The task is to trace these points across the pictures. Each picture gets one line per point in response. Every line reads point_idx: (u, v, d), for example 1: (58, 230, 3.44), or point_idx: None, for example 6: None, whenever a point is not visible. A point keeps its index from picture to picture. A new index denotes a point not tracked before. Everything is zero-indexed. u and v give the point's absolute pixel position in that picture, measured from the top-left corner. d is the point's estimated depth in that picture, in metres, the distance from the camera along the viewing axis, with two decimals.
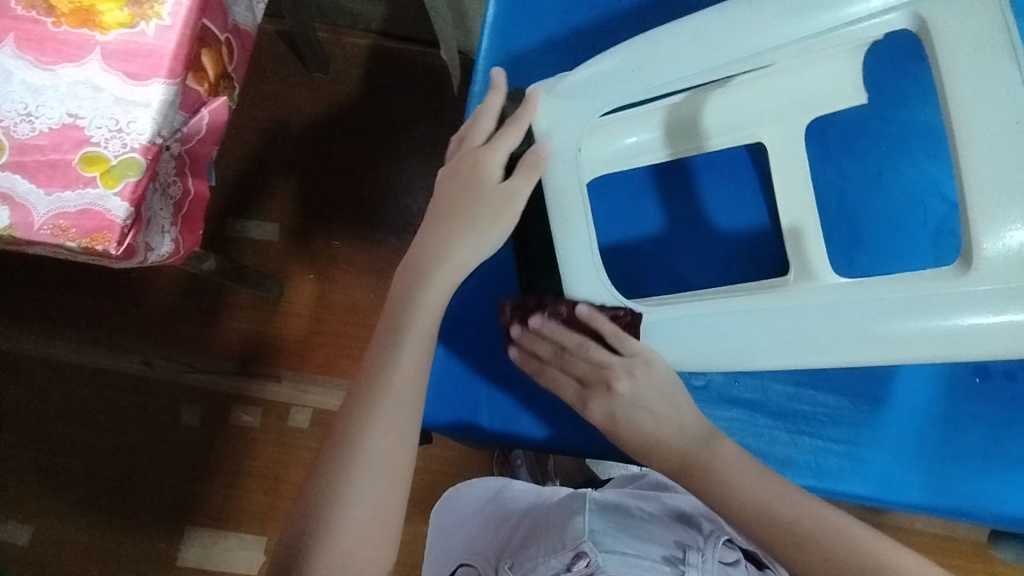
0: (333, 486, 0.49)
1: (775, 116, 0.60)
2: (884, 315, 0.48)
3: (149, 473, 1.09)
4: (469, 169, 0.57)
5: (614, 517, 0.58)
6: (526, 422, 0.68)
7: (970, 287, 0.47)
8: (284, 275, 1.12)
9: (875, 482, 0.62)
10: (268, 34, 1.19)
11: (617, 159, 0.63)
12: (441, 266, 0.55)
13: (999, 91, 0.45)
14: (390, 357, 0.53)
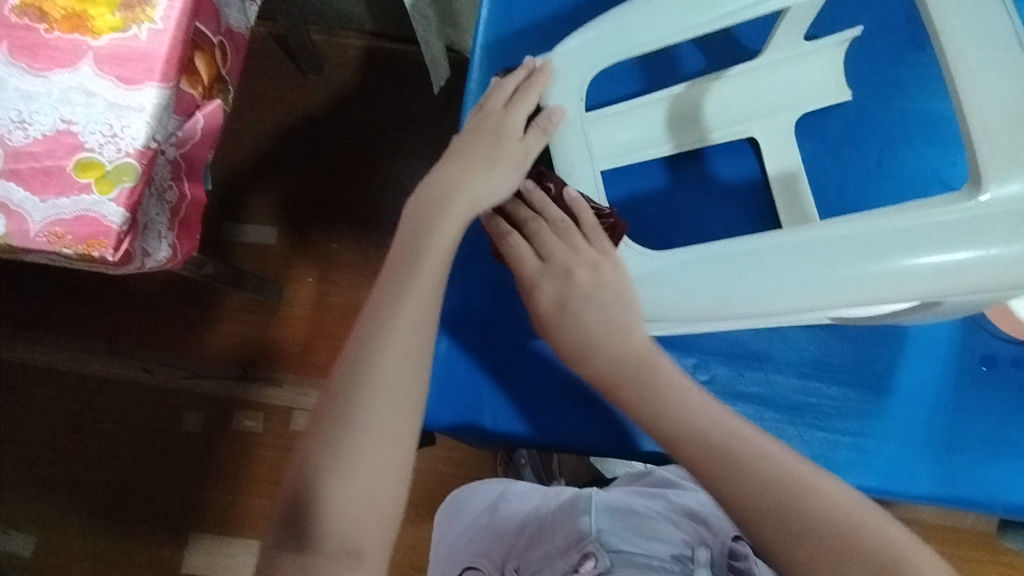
0: (340, 436, 0.46)
1: (770, 109, 0.58)
2: (873, 252, 0.41)
3: (153, 479, 1.10)
4: (493, 125, 0.54)
5: (620, 516, 0.58)
6: (530, 420, 0.64)
7: (976, 215, 0.40)
8: (284, 279, 1.12)
9: (884, 475, 0.55)
10: (263, 37, 1.19)
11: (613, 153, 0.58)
12: (459, 199, 0.52)
13: (998, 59, 0.42)
14: (400, 295, 0.50)
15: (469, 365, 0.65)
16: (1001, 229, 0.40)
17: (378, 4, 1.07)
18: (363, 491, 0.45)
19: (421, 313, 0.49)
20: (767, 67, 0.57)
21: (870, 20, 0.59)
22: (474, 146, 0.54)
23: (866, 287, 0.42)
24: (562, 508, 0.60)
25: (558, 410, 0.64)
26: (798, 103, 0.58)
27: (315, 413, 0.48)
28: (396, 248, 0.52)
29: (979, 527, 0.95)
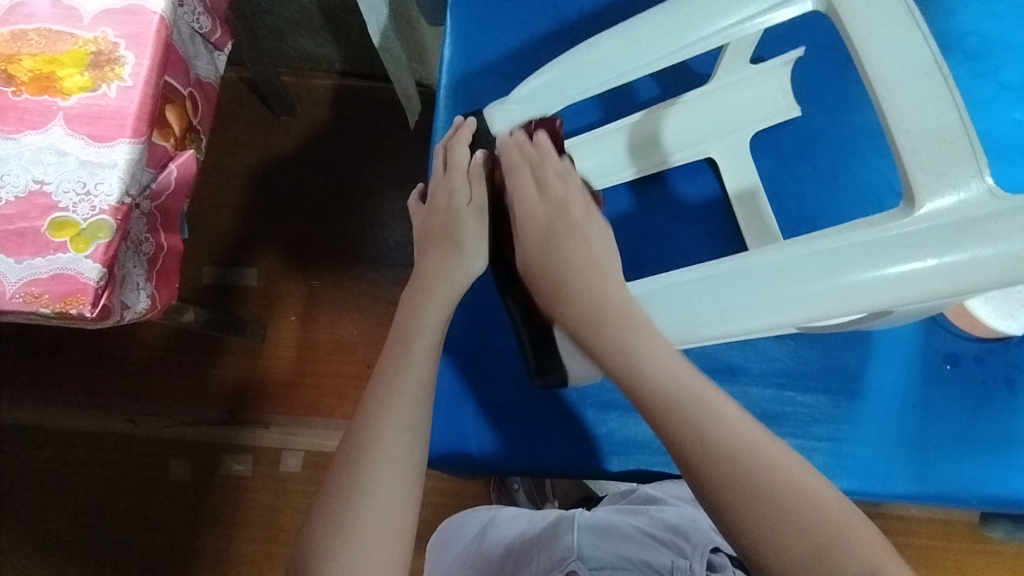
0: (345, 498, 0.47)
1: (723, 131, 0.60)
2: (827, 265, 0.43)
3: (141, 531, 1.08)
4: (444, 198, 0.59)
5: (602, 534, 0.60)
6: (517, 447, 0.64)
7: (918, 227, 0.42)
8: (267, 319, 1.13)
9: (861, 476, 0.56)
10: (234, 82, 1.21)
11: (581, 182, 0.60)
12: (441, 277, 0.56)
13: (919, 81, 0.45)
14: (400, 362, 0.53)
15: (452, 398, 0.65)
16: (950, 237, 0.42)
17: (349, 47, 1.10)
18: (368, 551, 0.46)
19: (418, 382, 0.52)
20: (715, 92, 0.60)
21: (813, 42, 0.62)
22: (441, 225, 0.58)
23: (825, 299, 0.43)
24: (544, 533, 0.62)
25: (543, 435, 0.64)
26: (749, 118, 0.60)
27: (324, 481, 0.49)
28: (393, 326, 0.55)
29: (966, 518, 0.97)
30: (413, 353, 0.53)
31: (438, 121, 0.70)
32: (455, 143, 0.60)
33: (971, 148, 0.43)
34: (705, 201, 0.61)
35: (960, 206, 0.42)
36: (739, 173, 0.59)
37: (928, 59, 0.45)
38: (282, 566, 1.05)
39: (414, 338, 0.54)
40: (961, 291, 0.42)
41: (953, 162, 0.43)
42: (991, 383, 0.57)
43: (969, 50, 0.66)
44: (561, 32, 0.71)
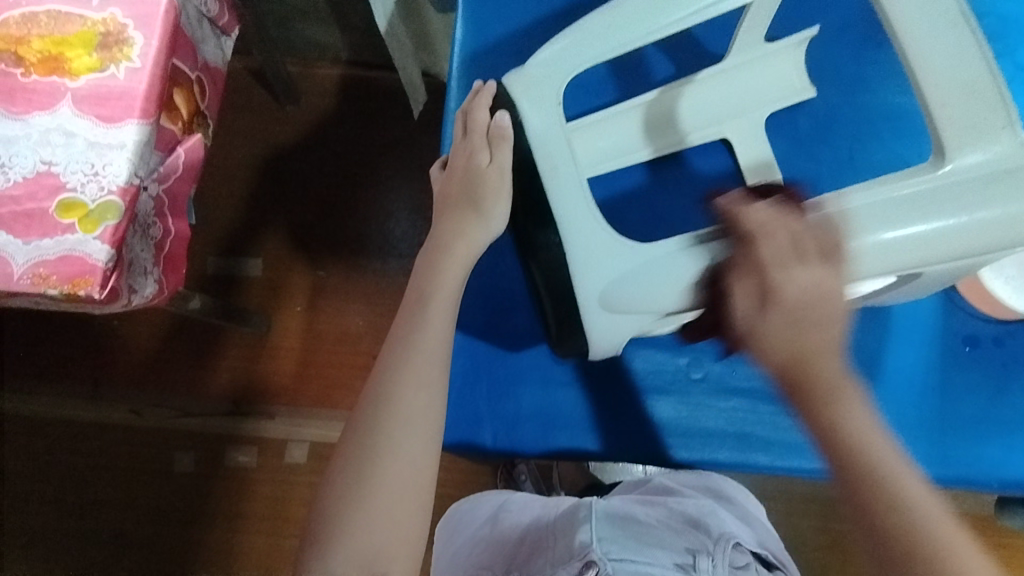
0: (364, 455, 0.47)
1: (739, 110, 0.59)
2: (879, 217, 0.43)
3: (145, 523, 1.07)
4: (464, 162, 0.56)
5: (620, 525, 0.59)
6: (529, 432, 0.63)
7: (943, 183, 0.43)
8: (273, 310, 1.12)
9: None
10: (239, 72, 1.20)
11: (596, 161, 0.58)
12: (460, 239, 0.55)
13: (950, 36, 0.45)
14: (417, 321, 0.52)
15: (465, 380, 0.64)
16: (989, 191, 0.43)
17: (355, 35, 1.09)
18: (387, 510, 0.46)
19: (436, 340, 0.51)
20: (732, 70, 0.58)
21: (829, 21, 0.62)
22: (460, 188, 0.56)
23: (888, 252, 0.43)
24: (559, 521, 0.61)
25: (557, 419, 0.64)
26: (767, 97, 0.59)
27: (341, 440, 0.49)
28: (410, 287, 0.54)
29: (979, 510, 0.97)
30: (429, 313, 0.52)
31: (450, 102, 0.69)
32: (474, 106, 0.57)
33: (1000, 101, 0.44)
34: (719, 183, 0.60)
35: (986, 164, 0.43)
36: (753, 151, 0.59)
37: (958, 16, 0.45)
38: (287, 557, 1.04)
39: (430, 300, 0.52)
40: (988, 246, 0.43)
41: (981, 117, 0.44)
42: (1010, 365, 0.57)
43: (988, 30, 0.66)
44: (573, 13, 0.70)
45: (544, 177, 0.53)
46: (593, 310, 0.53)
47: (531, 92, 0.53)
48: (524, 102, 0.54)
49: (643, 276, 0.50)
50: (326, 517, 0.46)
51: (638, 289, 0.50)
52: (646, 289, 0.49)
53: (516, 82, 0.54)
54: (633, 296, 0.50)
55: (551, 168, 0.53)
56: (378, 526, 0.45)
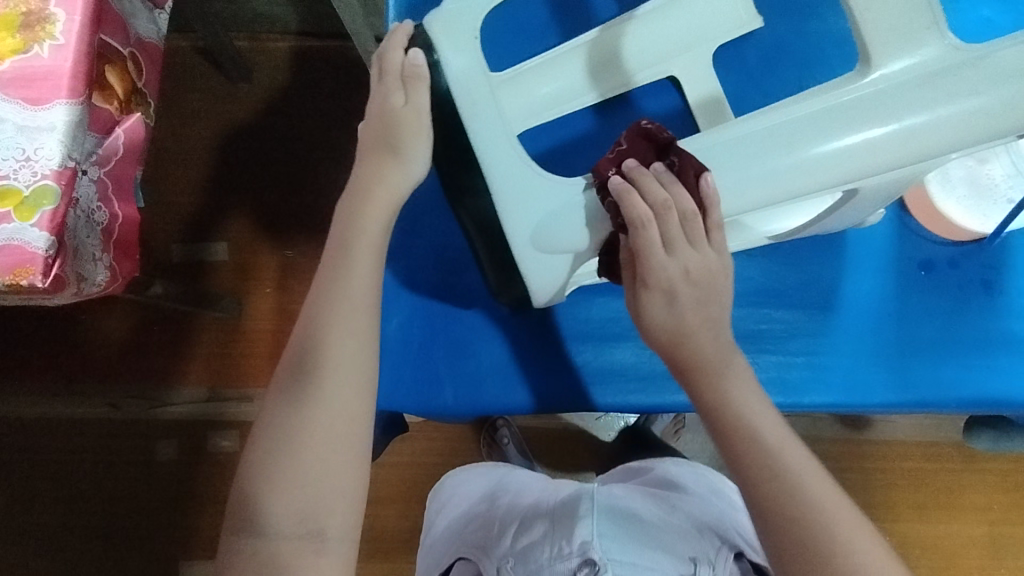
0: (292, 411, 0.47)
1: (683, 47, 0.57)
2: (807, 133, 0.44)
3: (132, 514, 1.07)
4: (380, 106, 0.50)
5: (622, 519, 0.63)
6: (492, 390, 0.63)
7: (868, 94, 0.43)
8: (243, 294, 1.10)
9: (842, 388, 0.56)
10: (186, 51, 1.16)
11: (539, 110, 0.54)
12: (379, 183, 0.51)
13: None
14: (340, 269, 0.50)
15: (423, 343, 0.64)
16: (892, 110, 0.43)
17: None
18: (320, 463, 0.47)
19: (361, 288, 0.50)
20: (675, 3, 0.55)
21: None
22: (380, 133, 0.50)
23: (772, 176, 0.45)
24: (560, 515, 0.65)
25: (518, 375, 0.63)
26: (717, 25, 0.56)
27: (268, 395, 0.49)
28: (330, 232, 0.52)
29: (951, 438, 0.99)
30: (354, 261, 0.50)
31: None
32: (386, 43, 0.51)
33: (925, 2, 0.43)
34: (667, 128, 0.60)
35: (911, 70, 0.43)
36: (700, 88, 0.58)
37: None
38: None
39: (352, 250, 0.50)
40: (921, 153, 0.44)
41: (907, 19, 0.43)
42: (965, 288, 0.57)
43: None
44: None
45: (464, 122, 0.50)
46: (524, 250, 0.51)
47: (448, 31, 0.49)
48: (442, 43, 0.49)
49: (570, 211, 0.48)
50: (258, 471, 0.47)
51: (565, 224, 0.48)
52: (570, 225, 0.48)
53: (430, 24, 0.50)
54: (563, 233, 0.48)
55: (470, 109, 0.50)
56: (309, 479, 0.46)
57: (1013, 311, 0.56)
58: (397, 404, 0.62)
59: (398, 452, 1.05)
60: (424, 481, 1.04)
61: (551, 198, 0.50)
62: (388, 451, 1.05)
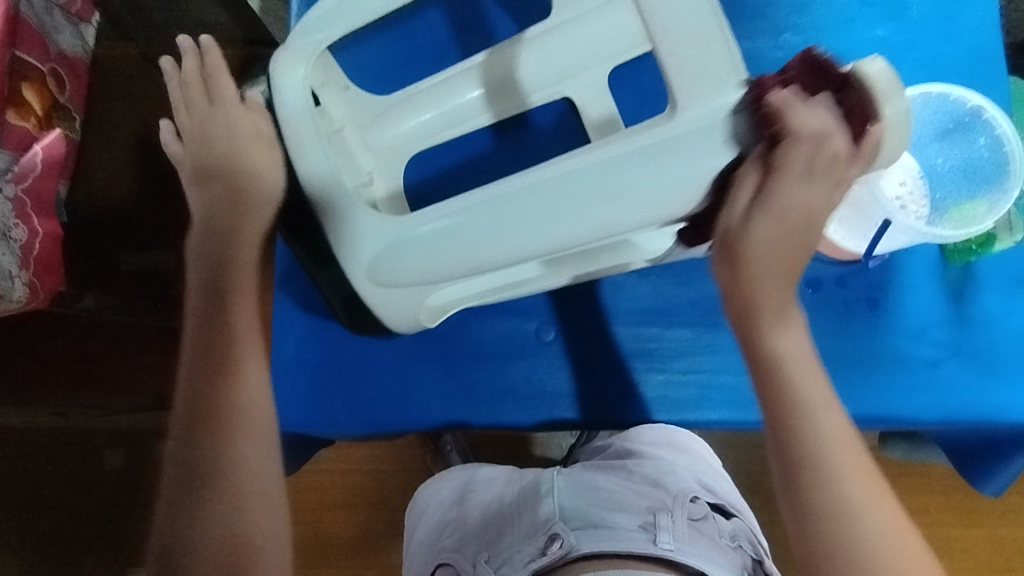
0: (207, 461, 0.47)
1: (579, 68, 0.55)
2: (619, 171, 0.42)
3: (80, 522, 1.08)
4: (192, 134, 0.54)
5: (582, 493, 0.61)
6: (388, 406, 0.62)
7: (672, 138, 0.41)
8: (189, 302, 1.10)
9: (726, 406, 0.59)
10: (132, 58, 1.15)
11: (417, 135, 0.57)
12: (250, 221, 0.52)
13: None
14: (219, 315, 0.51)
15: (321, 360, 0.63)
16: (603, 182, 0.42)
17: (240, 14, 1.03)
18: (247, 515, 0.46)
19: (246, 330, 0.51)
20: (559, 26, 0.54)
21: None
22: (220, 150, 0.53)
23: (498, 244, 0.46)
24: (520, 496, 0.64)
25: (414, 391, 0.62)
26: (615, 44, 0.54)
27: (173, 448, 0.48)
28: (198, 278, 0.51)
29: None
30: (236, 304, 0.51)
31: None
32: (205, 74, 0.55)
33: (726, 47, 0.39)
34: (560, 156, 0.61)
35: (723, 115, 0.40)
36: (599, 107, 0.57)
37: None
38: None
39: (231, 292, 0.51)
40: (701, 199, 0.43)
41: (709, 67, 0.39)
42: (852, 305, 0.56)
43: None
44: None
45: (292, 150, 0.51)
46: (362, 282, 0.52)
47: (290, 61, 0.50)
48: (281, 74, 0.50)
49: (408, 247, 0.48)
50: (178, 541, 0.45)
51: (407, 259, 0.49)
52: (406, 258, 0.49)
53: (279, 54, 0.50)
54: (404, 266, 0.49)
55: (295, 135, 0.51)
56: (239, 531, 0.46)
57: (908, 330, 0.55)
58: (293, 420, 0.61)
59: (343, 459, 1.05)
60: (369, 487, 1.05)
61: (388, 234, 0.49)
62: (333, 458, 1.05)
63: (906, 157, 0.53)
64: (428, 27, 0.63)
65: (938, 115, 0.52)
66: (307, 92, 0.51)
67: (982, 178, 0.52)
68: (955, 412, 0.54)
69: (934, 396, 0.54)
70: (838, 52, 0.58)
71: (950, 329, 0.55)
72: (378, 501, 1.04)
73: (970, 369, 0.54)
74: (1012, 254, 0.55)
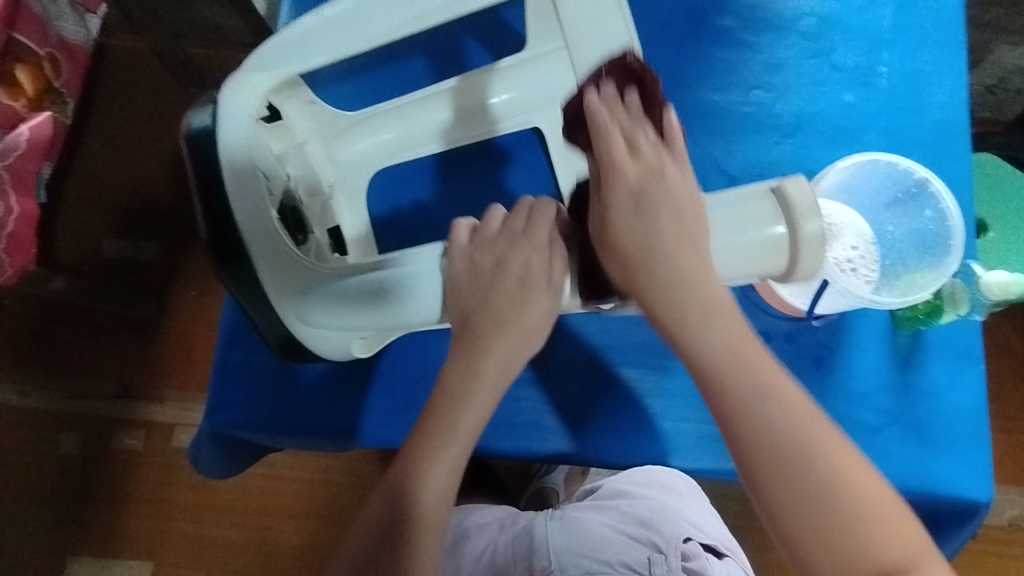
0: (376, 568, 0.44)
1: (546, 101, 0.60)
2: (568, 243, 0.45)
3: (28, 504, 1.06)
4: None
5: (576, 539, 0.65)
6: (328, 416, 0.61)
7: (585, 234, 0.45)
8: (165, 293, 1.10)
9: (665, 450, 0.58)
10: (142, 52, 1.17)
11: (389, 153, 0.62)
12: (272, 277, 0.46)
13: (602, 28, 0.45)
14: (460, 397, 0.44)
15: (266, 364, 0.62)
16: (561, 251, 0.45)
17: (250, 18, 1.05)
18: None
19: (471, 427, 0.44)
20: (529, 62, 0.59)
21: (649, 21, 0.61)
22: (482, 312, 0.44)
23: (405, 312, 0.47)
24: (518, 546, 0.66)
25: (350, 400, 0.61)
26: (569, 88, 0.59)
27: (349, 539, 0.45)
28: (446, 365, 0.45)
29: None
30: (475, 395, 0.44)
31: None
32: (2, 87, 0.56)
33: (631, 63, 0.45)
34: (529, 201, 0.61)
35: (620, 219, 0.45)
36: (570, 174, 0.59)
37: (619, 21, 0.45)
38: (171, 540, 1.04)
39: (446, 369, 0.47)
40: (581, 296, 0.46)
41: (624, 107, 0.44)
42: (798, 363, 0.56)
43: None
44: None
45: (227, 186, 0.45)
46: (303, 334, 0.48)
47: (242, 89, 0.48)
48: (228, 102, 0.47)
49: (323, 304, 0.47)
50: None
51: (324, 315, 0.47)
52: (325, 314, 0.47)
53: (232, 84, 0.49)
54: (323, 319, 0.48)
55: (233, 161, 0.46)
56: None
57: (852, 394, 0.55)
58: (233, 424, 0.61)
59: (300, 466, 1.05)
60: (323, 499, 1.03)
61: (301, 291, 0.47)
62: (290, 464, 1.04)
63: (859, 222, 0.54)
64: (410, 55, 0.66)
65: (888, 182, 0.53)
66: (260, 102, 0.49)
67: (929, 245, 0.53)
68: (893, 480, 0.53)
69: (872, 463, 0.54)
70: (805, 113, 0.59)
71: (893, 397, 0.55)
72: (331, 515, 1.02)
73: (911, 439, 0.54)
74: (961, 326, 0.56)
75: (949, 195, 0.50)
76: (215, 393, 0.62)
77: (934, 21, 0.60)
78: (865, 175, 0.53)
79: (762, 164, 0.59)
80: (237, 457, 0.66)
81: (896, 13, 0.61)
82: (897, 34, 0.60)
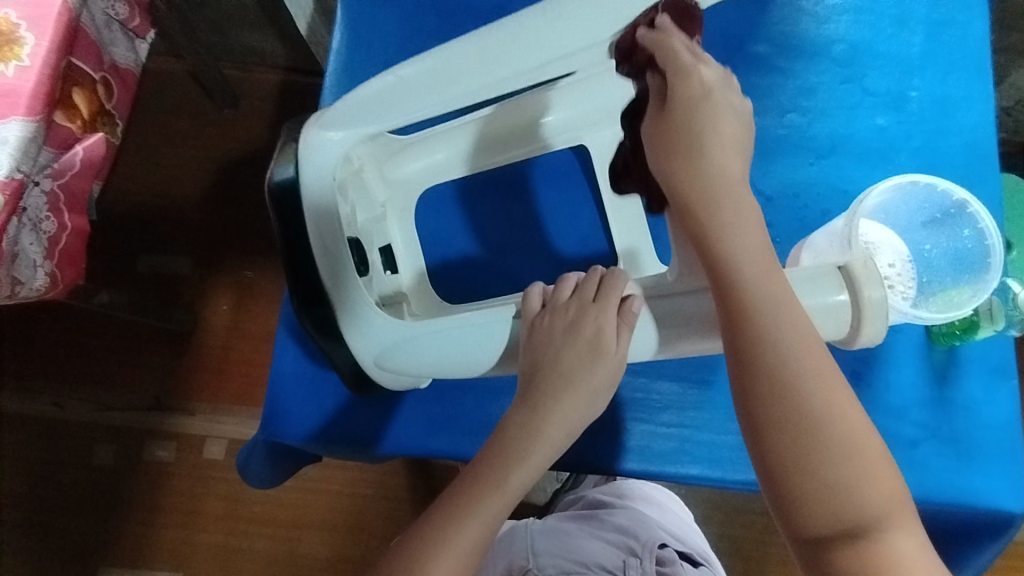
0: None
1: (596, 121, 0.62)
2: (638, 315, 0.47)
3: (60, 515, 1.08)
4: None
5: (552, 535, 0.68)
6: (373, 424, 0.62)
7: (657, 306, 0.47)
8: (199, 307, 1.12)
9: (707, 462, 0.59)
10: (178, 73, 1.21)
11: (440, 173, 0.65)
12: (351, 324, 0.52)
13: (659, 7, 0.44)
14: (526, 437, 0.44)
15: (316, 375, 0.64)
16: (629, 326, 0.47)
17: (288, 40, 1.09)
18: None
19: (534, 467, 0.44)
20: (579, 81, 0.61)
21: None
22: (552, 367, 0.45)
23: (477, 360, 0.50)
24: (497, 542, 0.68)
25: (394, 409, 0.62)
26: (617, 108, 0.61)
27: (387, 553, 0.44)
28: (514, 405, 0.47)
29: None
30: (536, 438, 0.45)
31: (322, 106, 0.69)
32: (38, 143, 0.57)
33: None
34: (567, 228, 0.66)
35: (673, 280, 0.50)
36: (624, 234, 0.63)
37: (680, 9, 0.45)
38: (200, 552, 1.05)
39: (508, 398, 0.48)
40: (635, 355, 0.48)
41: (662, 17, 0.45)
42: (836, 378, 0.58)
43: (864, 21, 0.64)
44: (458, 20, 0.70)
45: (313, 241, 0.51)
46: (378, 367, 0.54)
47: (318, 149, 0.50)
48: (308, 167, 0.50)
49: (401, 348, 0.51)
50: None
51: (401, 358, 0.52)
52: (401, 354, 0.52)
53: (310, 134, 0.51)
54: (400, 363, 0.52)
55: (316, 214, 0.51)
56: None
57: (891, 408, 0.57)
58: (282, 433, 0.63)
59: (328, 478, 1.06)
60: (351, 511, 1.04)
61: (383, 334, 0.52)
62: (318, 477, 1.06)
63: (897, 241, 0.56)
64: None
65: (927, 204, 0.56)
66: (335, 157, 0.51)
67: (964, 264, 0.55)
68: (929, 492, 0.54)
69: (910, 476, 0.55)
70: (838, 135, 0.62)
71: (931, 410, 0.56)
72: (359, 527, 1.03)
73: (949, 452, 0.55)
74: (997, 342, 0.57)
75: (985, 213, 0.52)
76: (270, 403, 0.64)
77: (961, 47, 0.63)
78: (900, 196, 0.56)
79: (797, 184, 0.61)
80: (283, 466, 0.68)
81: (925, 40, 0.63)
82: (927, 60, 0.63)
